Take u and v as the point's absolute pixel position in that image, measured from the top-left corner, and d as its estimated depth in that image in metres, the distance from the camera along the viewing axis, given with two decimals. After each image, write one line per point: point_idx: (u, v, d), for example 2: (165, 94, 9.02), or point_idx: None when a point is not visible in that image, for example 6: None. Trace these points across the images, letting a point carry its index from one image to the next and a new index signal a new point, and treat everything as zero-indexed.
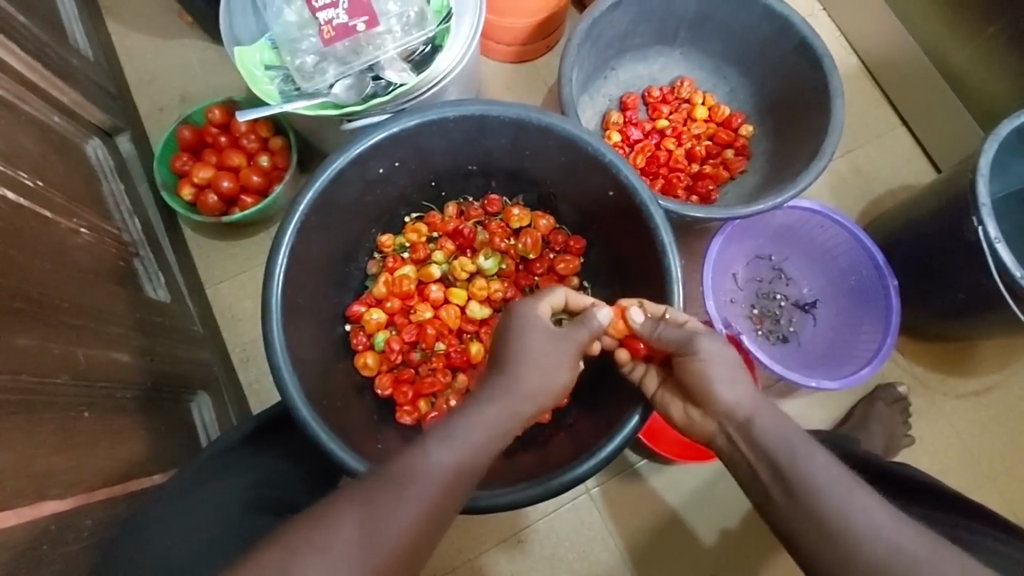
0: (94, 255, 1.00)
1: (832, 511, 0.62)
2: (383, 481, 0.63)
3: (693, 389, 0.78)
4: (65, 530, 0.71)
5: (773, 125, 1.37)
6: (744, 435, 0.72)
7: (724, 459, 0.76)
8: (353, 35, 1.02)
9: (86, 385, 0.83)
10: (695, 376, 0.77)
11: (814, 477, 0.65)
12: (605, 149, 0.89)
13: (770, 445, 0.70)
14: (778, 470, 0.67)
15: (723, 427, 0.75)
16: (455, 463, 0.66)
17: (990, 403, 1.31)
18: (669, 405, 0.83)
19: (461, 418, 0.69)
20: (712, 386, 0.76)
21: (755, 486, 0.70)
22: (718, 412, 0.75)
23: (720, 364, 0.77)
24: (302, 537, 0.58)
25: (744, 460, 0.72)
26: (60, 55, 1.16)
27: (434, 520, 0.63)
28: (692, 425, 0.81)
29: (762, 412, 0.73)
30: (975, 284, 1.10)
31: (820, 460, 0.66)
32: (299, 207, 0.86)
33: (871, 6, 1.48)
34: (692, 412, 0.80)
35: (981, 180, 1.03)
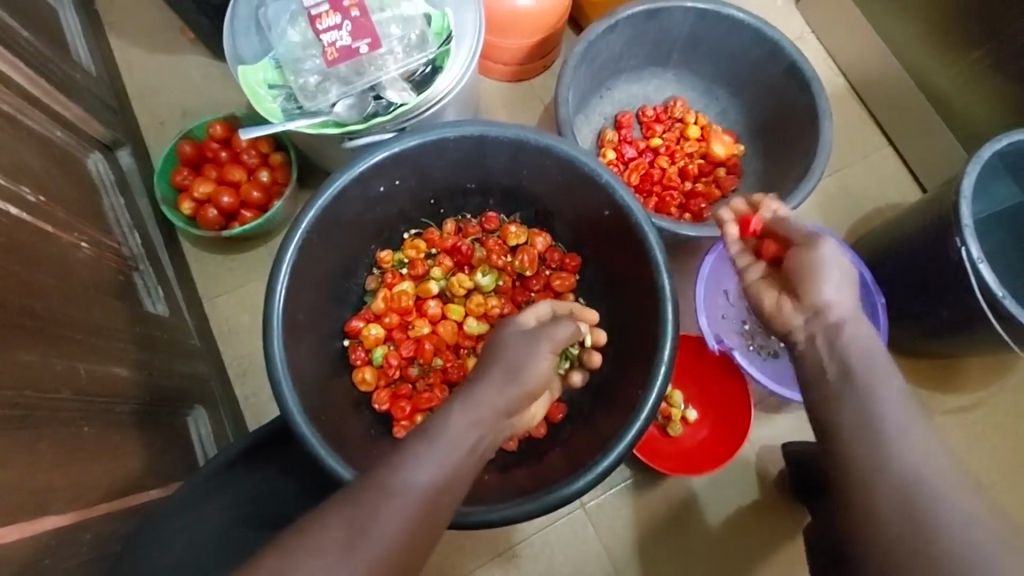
0: (94, 269, 1.01)
1: (890, 463, 0.62)
2: (370, 487, 0.64)
3: (799, 277, 0.79)
4: (64, 546, 0.71)
5: (763, 145, 1.40)
6: (828, 334, 0.74)
7: (796, 354, 0.78)
8: (356, 57, 1.04)
9: (85, 400, 0.83)
10: (806, 265, 0.79)
11: (885, 398, 0.67)
12: (601, 169, 0.91)
13: (850, 354, 0.71)
14: (850, 382, 0.69)
15: (809, 322, 0.77)
16: (440, 468, 0.66)
17: (977, 418, 1.34)
18: (761, 295, 0.86)
19: (446, 424, 0.69)
20: (817, 276, 0.78)
21: (820, 386, 0.72)
22: (812, 305, 0.77)
23: (839, 267, 0.78)
24: (293, 546, 0.59)
25: (816, 359, 0.74)
26: (63, 71, 1.18)
27: (421, 525, 0.64)
28: (781, 317, 0.81)
29: (856, 322, 0.74)
30: (959, 302, 1.13)
31: (893, 385, 0.68)
32: (301, 224, 0.87)
33: (857, 31, 1.53)
34: (784, 303, 0.81)
35: (964, 201, 1.06)
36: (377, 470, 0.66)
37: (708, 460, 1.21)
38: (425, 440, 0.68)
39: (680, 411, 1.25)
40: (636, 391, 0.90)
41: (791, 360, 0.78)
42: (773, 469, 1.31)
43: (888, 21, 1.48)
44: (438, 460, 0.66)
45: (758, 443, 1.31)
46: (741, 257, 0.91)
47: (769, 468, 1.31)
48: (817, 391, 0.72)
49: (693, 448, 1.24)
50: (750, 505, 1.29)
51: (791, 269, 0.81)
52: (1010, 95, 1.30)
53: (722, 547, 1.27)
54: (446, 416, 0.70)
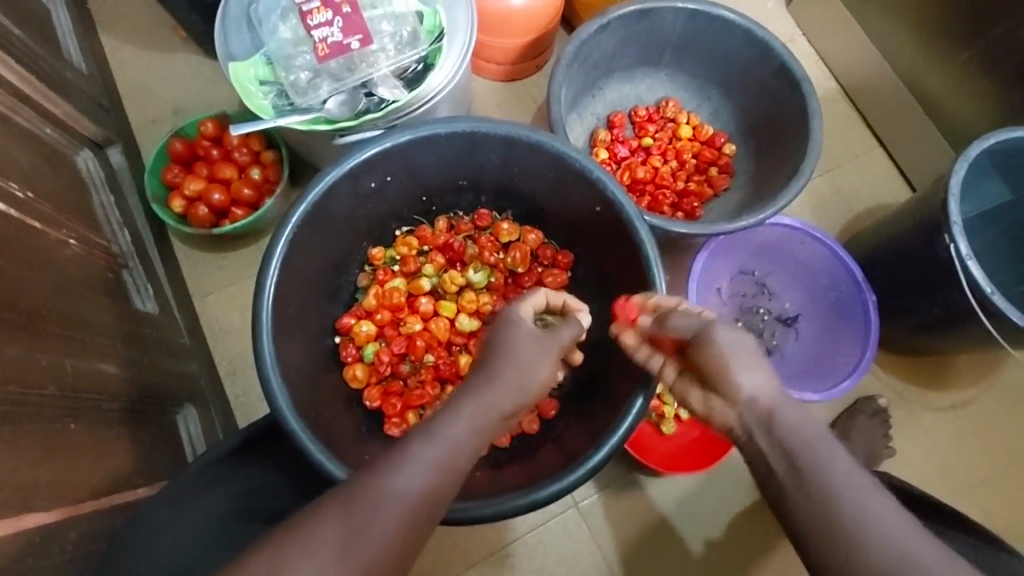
0: (83, 267, 1.00)
1: (850, 529, 0.60)
2: (367, 482, 0.64)
3: (710, 372, 0.73)
4: (48, 544, 0.70)
5: (754, 145, 1.41)
6: (765, 427, 0.69)
7: (744, 454, 0.72)
8: (347, 53, 1.04)
9: (72, 397, 0.82)
10: (715, 360, 0.73)
11: (832, 479, 0.63)
12: (592, 165, 0.92)
13: (791, 439, 0.67)
14: (794, 464, 0.65)
15: (741, 416, 0.71)
16: (437, 465, 0.66)
17: (967, 415, 1.34)
18: (687, 396, 0.79)
19: (447, 425, 0.68)
20: (731, 372, 0.72)
21: (770, 474, 0.67)
22: (738, 401, 0.71)
23: (741, 351, 0.73)
24: (288, 542, 0.59)
25: (761, 452, 0.69)
26: (54, 67, 1.17)
27: (418, 522, 0.64)
28: (712, 416, 0.75)
29: (782, 404, 0.70)
30: (949, 300, 1.13)
31: (841, 465, 0.64)
32: (291, 220, 0.86)
33: (847, 33, 1.54)
34: (710, 400, 0.75)
35: (953, 200, 1.07)
36: (373, 466, 0.66)
37: (698, 459, 1.21)
38: (423, 437, 0.67)
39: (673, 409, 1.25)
40: (626, 388, 0.91)
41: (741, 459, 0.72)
42: None
43: (877, 23, 1.50)
44: (437, 458, 0.66)
45: None
46: (649, 358, 0.83)
47: None
48: (767, 476, 0.67)
49: (687, 446, 1.24)
50: (741, 500, 1.29)
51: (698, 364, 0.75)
52: (997, 96, 1.32)
53: (714, 545, 1.27)
54: (448, 415, 0.69)
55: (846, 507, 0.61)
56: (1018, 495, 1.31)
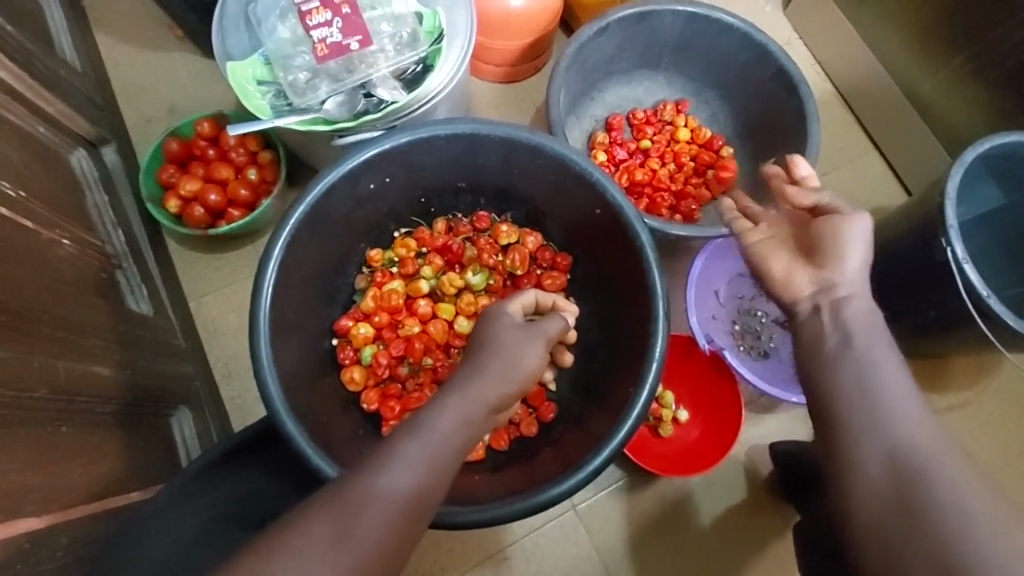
0: (76, 267, 0.99)
1: (877, 404, 0.68)
2: (358, 479, 0.63)
3: (824, 243, 0.79)
4: (40, 548, 0.69)
5: (752, 147, 1.42)
6: (833, 309, 0.76)
7: (796, 325, 0.79)
8: (346, 53, 1.03)
9: (65, 399, 0.81)
10: (832, 238, 0.79)
11: (879, 372, 0.70)
12: (592, 167, 0.91)
13: (855, 326, 0.74)
14: (849, 347, 0.73)
15: (819, 289, 0.78)
16: (425, 462, 0.65)
17: (963, 417, 1.35)
18: (763, 259, 0.85)
19: (435, 421, 0.67)
20: (838, 248, 0.78)
21: (816, 348, 0.75)
22: (829, 276, 0.77)
23: (859, 244, 0.78)
24: (282, 538, 0.59)
25: (821, 325, 0.76)
26: (47, 65, 1.16)
27: (410, 519, 0.63)
28: (784, 282, 0.81)
29: (861, 300, 0.76)
30: (945, 303, 1.14)
31: (892, 366, 0.71)
32: (289, 221, 0.86)
33: (844, 37, 1.55)
34: (796, 268, 0.81)
35: (949, 203, 1.08)
36: (363, 463, 0.65)
37: (699, 461, 1.21)
38: (414, 432, 0.66)
39: (671, 411, 1.25)
40: (626, 391, 0.90)
41: (792, 326, 0.79)
42: (764, 468, 1.30)
43: (874, 27, 1.50)
44: (425, 452, 0.65)
45: (747, 442, 1.32)
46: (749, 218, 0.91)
47: (759, 468, 1.30)
48: (817, 349, 0.75)
49: (685, 449, 1.24)
50: (737, 505, 1.29)
51: (810, 235, 0.81)
52: (992, 100, 1.33)
53: (710, 547, 1.27)
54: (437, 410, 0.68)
55: (879, 397, 0.68)
56: (1014, 498, 1.31)
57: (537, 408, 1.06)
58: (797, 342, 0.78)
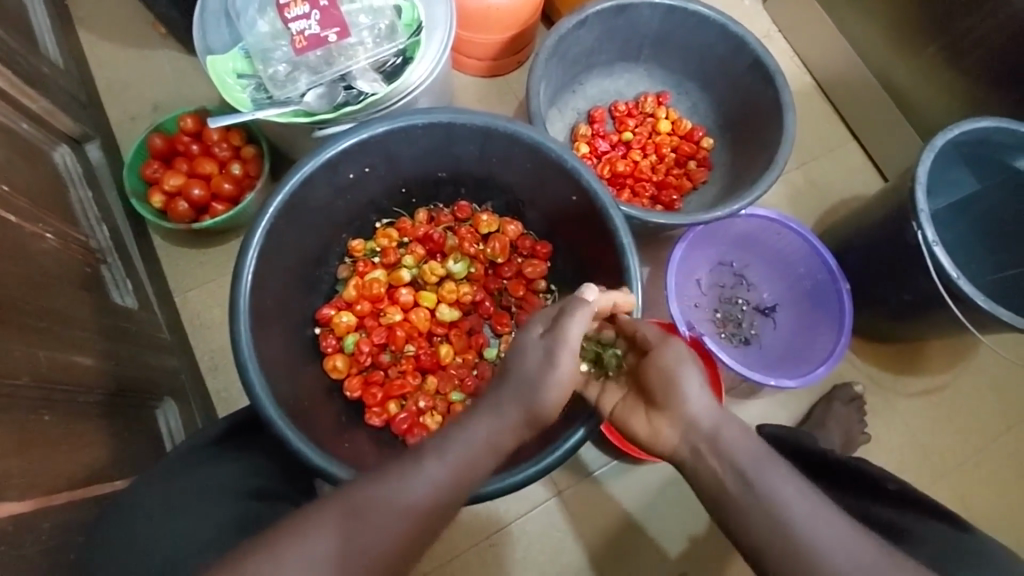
0: (60, 261, 0.99)
1: (786, 525, 0.65)
2: (372, 485, 0.64)
3: (660, 390, 0.76)
4: (23, 532, 0.70)
5: (731, 137, 1.44)
6: (706, 452, 0.72)
7: (689, 472, 0.74)
8: (325, 45, 1.05)
9: (47, 388, 0.82)
10: (666, 379, 0.76)
11: (777, 489, 0.67)
12: (568, 155, 0.93)
13: (736, 455, 0.70)
14: (745, 483, 0.68)
15: (685, 436, 0.74)
16: (449, 473, 0.66)
17: (941, 401, 1.38)
18: (631, 419, 0.81)
19: (465, 435, 0.68)
20: (678, 386, 0.75)
21: (720, 497, 0.70)
22: (685, 418, 0.74)
23: (690, 367, 0.76)
24: (290, 542, 0.59)
25: (709, 469, 0.71)
26: (29, 62, 1.16)
27: (425, 528, 0.64)
28: (656, 437, 0.77)
29: (727, 425, 0.73)
30: (918, 286, 1.16)
31: (780, 474, 0.68)
32: (268, 210, 0.86)
33: (822, 29, 1.58)
34: (656, 423, 0.77)
35: (919, 187, 1.09)
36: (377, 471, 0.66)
37: None
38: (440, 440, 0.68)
39: None
40: None
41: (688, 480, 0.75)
42: None
43: (850, 19, 1.53)
44: (456, 461, 0.67)
45: None
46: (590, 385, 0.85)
47: None
48: (717, 497, 0.70)
49: None
50: None
51: (646, 383, 0.78)
52: (967, 87, 1.35)
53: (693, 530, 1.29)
54: (466, 429, 0.69)
55: (785, 513, 0.65)
56: (989, 478, 1.34)
57: None
58: (706, 498, 0.72)
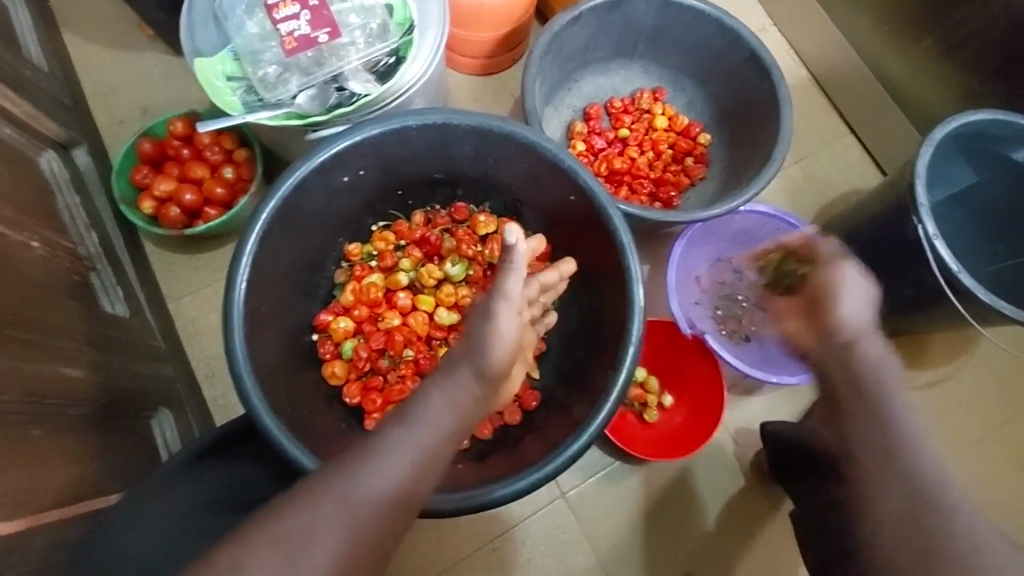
0: (47, 270, 0.97)
1: (906, 453, 0.71)
2: (338, 480, 0.62)
3: (824, 298, 0.85)
4: (13, 551, 0.68)
5: (728, 131, 1.43)
6: (843, 354, 0.81)
7: (822, 377, 0.83)
8: (316, 46, 1.03)
9: (37, 402, 0.80)
10: (833, 291, 0.85)
11: (900, 421, 0.73)
12: (565, 155, 0.91)
13: (865, 363, 0.79)
14: (885, 398, 0.76)
15: (830, 339, 0.83)
16: (414, 448, 0.65)
17: (943, 394, 1.38)
18: (794, 326, 0.90)
19: (425, 407, 0.68)
20: (844, 297, 0.84)
21: (852, 405, 0.77)
22: (835, 322, 0.83)
23: (857, 283, 0.85)
24: (266, 544, 0.57)
25: (843, 377, 0.80)
26: (11, 67, 1.14)
27: (398, 512, 0.63)
28: (806, 342, 0.87)
29: (866, 337, 0.81)
30: (918, 279, 1.16)
31: (904, 407, 0.75)
32: (261, 216, 0.84)
33: (817, 22, 1.57)
34: (807, 327, 0.86)
35: (919, 181, 1.08)
36: (341, 464, 0.63)
37: (680, 445, 1.21)
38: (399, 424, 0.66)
39: (654, 397, 1.25)
40: (602, 374, 0.90)
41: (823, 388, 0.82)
42: (749, 452, 1.32)
43: (845, 11, 1.52)
44: (420, 445, 0.65)
45: (732, 426, 1.33)
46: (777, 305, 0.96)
47: (745, 450, 1.32)
48: (843, 408, 0.78)
49: (674, 432, 1.25)
50: (725, 487, 1.30)
51: (814, 295, 0.87)
52: (963, 79, 1.35)
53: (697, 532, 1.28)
54: (424, 403, 0.68)
55: (911, 442, 0.72)
56: (993, 470, 1.34)
57: (520, 397, 1.06)
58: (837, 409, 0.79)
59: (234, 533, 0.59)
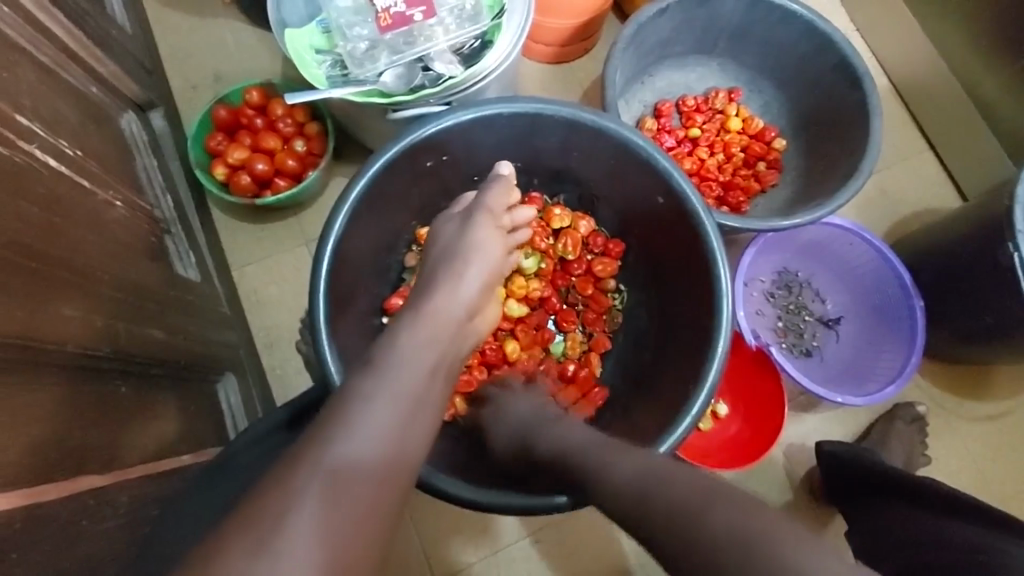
0: (129, 230, 0.99)
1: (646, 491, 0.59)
2: (317, 443, 0.55)
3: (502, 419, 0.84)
4: (102, 505, 0.70)
5: (806, 139, 1.38)
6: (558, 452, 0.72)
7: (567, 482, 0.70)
8: (409, 25, 1.02)
9: (123, 361, 0.82)
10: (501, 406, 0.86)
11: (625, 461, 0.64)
12: (658, 154, 0.88)
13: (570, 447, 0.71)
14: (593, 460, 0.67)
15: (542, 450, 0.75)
16: (400, 391, 0.61)
17: (1005, 428, 1.33)
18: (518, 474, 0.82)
19: (402, 346, 0.66)
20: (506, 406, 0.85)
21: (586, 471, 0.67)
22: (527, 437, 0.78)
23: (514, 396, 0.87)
24: (261, 527, 0.50)
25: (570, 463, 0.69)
26: (99, 25, 1.15)
27: (393, 467, 0.57)
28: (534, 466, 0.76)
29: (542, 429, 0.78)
30: (1002, 309, 1.11)
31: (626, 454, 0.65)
32: (350, 196, 0.84)
33: (905, 29, 1.50)
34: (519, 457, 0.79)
35: (1019, 206, 1.02)
36: (318, 428, 0.57)
37: (735, 456, 1.20)
38: (374, 371, 0.63)
39: (710, 405, 1.24)
40: (674, 386, 0.90)
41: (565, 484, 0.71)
42: (800, 468, 1.29)
43: (939, 21, 1.44)
44: (403, 388, 0.62)
45: (785, 441, 1.30)
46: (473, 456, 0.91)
47: (797, 468, 1.29)
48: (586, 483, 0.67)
49: (728, 444, 1.23)
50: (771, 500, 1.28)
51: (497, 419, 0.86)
52: None
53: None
54: (398, 344, 0.66)
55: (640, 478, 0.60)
56: None
57: (585, 393, 1.04)
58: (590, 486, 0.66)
59: (214, 535, 0.51)
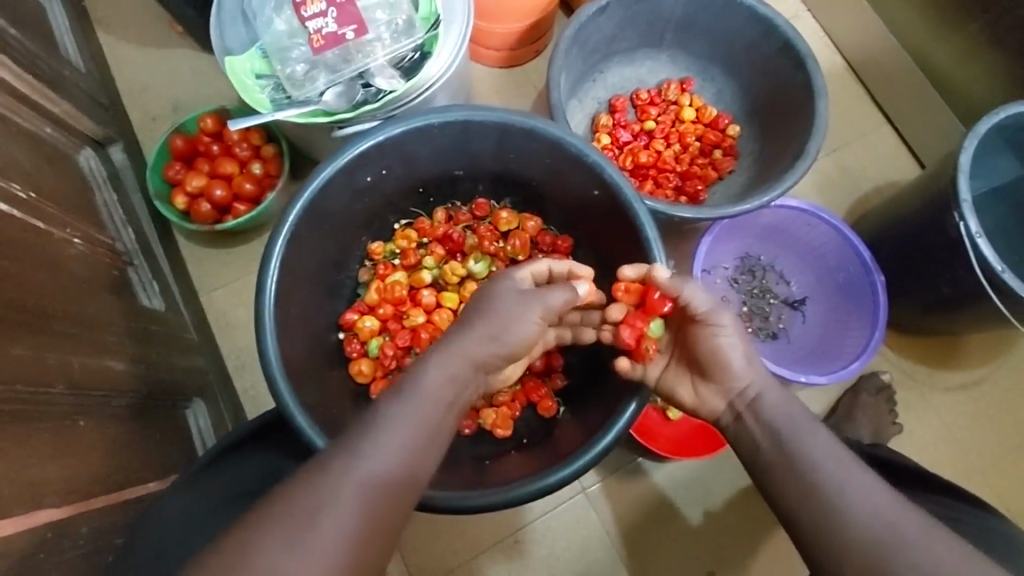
0: (89, 264, 1.01)
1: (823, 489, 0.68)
2: (336, 464, 0.62)
3: (706, 358, 0.79)
4: (63, 536, 0.72)
5: (759, 123, 1.39)
6: (773, 406, 0.76)
7: (732, 439, 0.79)
8: (343, 43, 1.03)
9: (82, 395, 0.84)
10: (715, 349, 0.78)
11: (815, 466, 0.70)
12: (589, 150, 0.90)
13: (772, 419, 0.75)
14: (780, 446, 0.73)
15: (729, 402, 0.79)
16: (417, 422, 0.66)
17: (979, 396, 1.33)
18: (675, 389, 0.84)
19: (424, 377, 0.69)
20: (723, 349, 0.78)
21: (757, 459, 0.74)
22: (730, 384, 0.78)
23: (738, 336, 0.79)
24: (272, 541, 0.57)
25: (750, 436, 0.76)
26: (51, 66, 1.17)
27: (397, 494, 0.64)
28: (701, 408, 0.82)
29: (769, 390, 0.77)
30: (956, 276, 1.11)
31: (818, 437, 0.72)
32: (289, 216, 0.86)
33: (855, 8, 1.50)
34: (700, 390, 0.82)
35: (962, 175, 1.04)
36: (339, 447, 0.64)
37: (709, 442, 1.20)
38: (396, 405, 0.67)
39: None
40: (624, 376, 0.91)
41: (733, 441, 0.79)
42: None
43: None
44: (422, 420, 0.67)
45: None
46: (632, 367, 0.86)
47: None
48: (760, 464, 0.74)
49: (695, 429, 1.22)
50: (743, 479, 1.30)
51: (694, 344, 0.80)
52: (1011, 68, 1.28)
53: (704, 521, 1.29)
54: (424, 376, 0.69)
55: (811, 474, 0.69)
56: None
57: (538, 400, 1.07)
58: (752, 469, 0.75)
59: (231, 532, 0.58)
